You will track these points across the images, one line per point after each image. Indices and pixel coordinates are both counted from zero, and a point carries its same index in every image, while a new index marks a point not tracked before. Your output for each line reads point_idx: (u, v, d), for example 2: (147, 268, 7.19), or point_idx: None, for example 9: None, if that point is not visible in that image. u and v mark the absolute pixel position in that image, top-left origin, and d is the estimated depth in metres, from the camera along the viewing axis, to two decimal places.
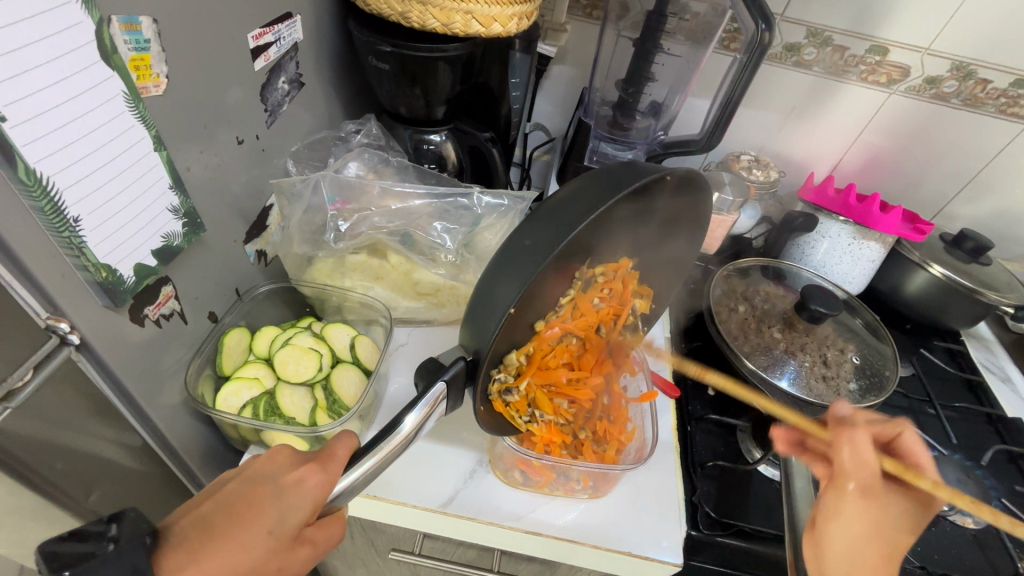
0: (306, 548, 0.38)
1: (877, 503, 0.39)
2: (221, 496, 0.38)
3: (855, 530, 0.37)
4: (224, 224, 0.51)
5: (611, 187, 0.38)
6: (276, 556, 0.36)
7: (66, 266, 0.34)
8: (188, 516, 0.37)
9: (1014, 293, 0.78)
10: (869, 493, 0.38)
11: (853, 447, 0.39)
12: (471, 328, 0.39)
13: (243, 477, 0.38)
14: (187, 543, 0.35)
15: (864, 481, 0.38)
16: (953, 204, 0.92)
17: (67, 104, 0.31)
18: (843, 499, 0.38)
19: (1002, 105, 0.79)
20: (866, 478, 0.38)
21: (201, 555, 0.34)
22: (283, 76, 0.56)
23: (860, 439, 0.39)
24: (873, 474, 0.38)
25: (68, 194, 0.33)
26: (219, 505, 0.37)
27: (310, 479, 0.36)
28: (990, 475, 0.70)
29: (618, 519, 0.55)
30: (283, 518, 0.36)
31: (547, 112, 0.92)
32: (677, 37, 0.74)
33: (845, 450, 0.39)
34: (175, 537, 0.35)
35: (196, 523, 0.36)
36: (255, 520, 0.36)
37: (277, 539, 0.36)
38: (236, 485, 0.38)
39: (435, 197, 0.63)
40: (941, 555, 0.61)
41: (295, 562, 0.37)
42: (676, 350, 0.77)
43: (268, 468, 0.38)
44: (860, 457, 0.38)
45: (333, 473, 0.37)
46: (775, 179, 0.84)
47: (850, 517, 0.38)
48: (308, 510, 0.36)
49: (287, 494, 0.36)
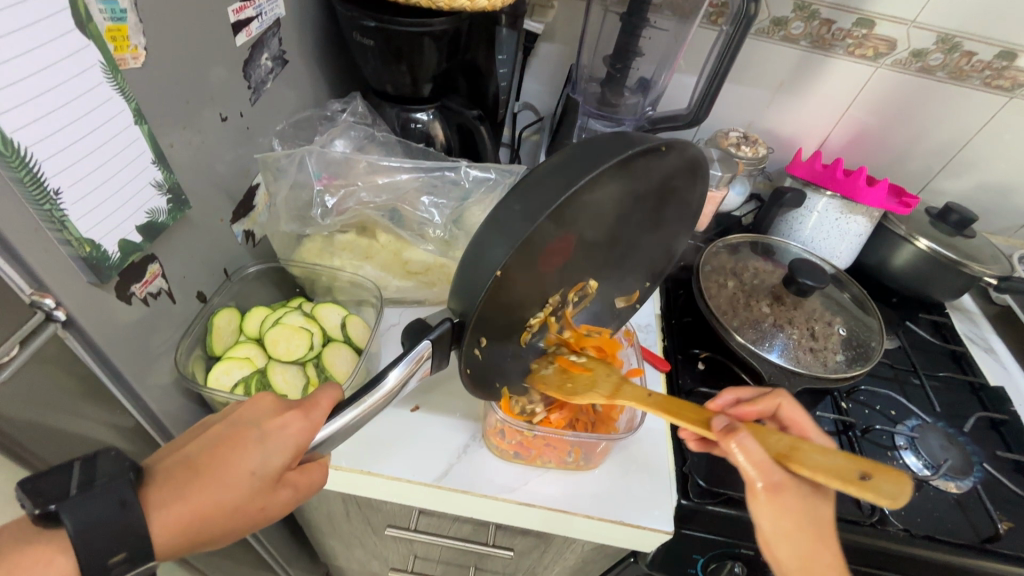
0: (288, 490, 0.39)
1: (795, 493, 0.40)
2: (205, 438, 0.38)
3: (782, 524, 0.40)
4: (210, 203, 0.50)
5: (604, 155, 0.38)
6: (260, 496, 0.37)
7: (49, 241, 0.34)
8: (172, 456, 0.37)
9: (997, 265, 0.80)
10: (781, 492, 0.39)
11: (745, 451, 0.39)
12: (459, 291, 0.39)
13: (228, 420, 0.39)
14: (172, 480, 0.36)
15: (772, 481, 0.39)
16: (938, 178, 0.93)
17: (43, 72, 0.31)
18: (756, 507, 0.40)
19: (987, 77, 0.80)
20: (772, 478, 0.39)
21: (186, 491, 0.36)
22: (266, 53, 0.55)
23: (748, 438, 0.39)
24: (773, 470, 0.39)
25: (47, 166, 0.32)
26: (203, 446, 0.38)
27: (294, 425, 0.37)
28: (972, 441, 0.71)
29: (607, 488, 0.56)
30: (265, 460, 0.37)
31: (536, 91, 0.91)
32: (664, 11, 0.73)
33: (741, 458, 0.39)
34: (160, 473, 0.36)
35: (180, 462, 0.37)
36: (238, 461, 0.37)
37: (260, 480, 0.37)
38: (221, 428, 0.38)
39: (422, 171, 0.63)
40: (925, 518, 0.62)
41: (277, 503, 0.39)
42: (666, 325, 0.78)
43: (251, 413, 0.39)
44: (755, 458, 0.39)
45: (316, 420, 0.38)
46: (763, 155, 0.84)
47: (775, 517, 0.40)
48: (291, 454, 0.37)
49: (270, 438, 0.37)
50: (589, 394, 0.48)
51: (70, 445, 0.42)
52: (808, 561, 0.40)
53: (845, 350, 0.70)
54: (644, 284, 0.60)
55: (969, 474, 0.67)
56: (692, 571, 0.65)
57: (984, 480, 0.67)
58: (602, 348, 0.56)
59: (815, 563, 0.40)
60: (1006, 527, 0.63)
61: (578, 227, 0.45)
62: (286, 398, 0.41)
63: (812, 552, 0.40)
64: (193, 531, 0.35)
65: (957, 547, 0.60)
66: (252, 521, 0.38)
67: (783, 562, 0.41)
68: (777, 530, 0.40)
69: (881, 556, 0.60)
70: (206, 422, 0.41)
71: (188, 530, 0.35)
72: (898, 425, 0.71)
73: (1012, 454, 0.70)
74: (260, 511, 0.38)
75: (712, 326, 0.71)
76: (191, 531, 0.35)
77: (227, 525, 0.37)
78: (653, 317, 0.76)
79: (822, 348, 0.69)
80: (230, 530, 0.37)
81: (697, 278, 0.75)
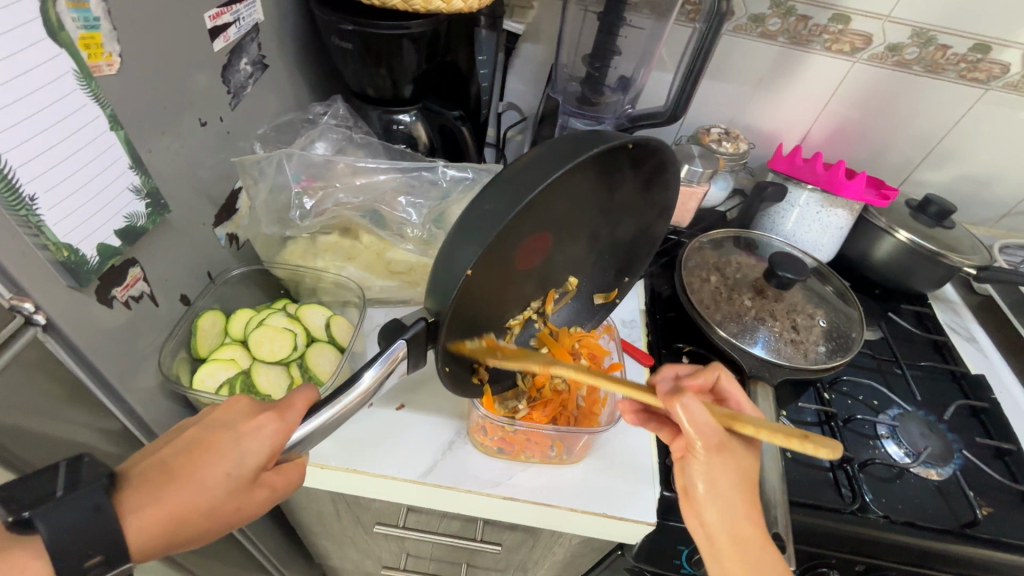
0: (265, 491, 0.40)
1: (728, 456, 0.43)
2: (181, 440, 0.39)
3: (715, 483, 0.44)
4: (191, 208, 0.51)
5: (573, 153, 0.38)
6: (236, 496, 0.38)
7: (25, 245, 0.34)
8: (149, 458, 0.38)
9: (976, 255, 0.81)
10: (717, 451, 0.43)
11: (689, 412, 0.42)
12: (434, 290, 0.39)
13: (203, 423, 0.39)
14: (149, 482, 0.36)
15: (709, 441, 0.42)
16: (918, 171, 0.94)
17: (16, 80, 0.32)
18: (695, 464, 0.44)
19: (963, 70, 0.81)
20: (711, 438, 0.42)
21: (162, 494, 0.36)
22: (245, 57, 0.55)
23: (694, 401, 0.42)
24: (716, 432, 0.42)
25: (22, 172, 0.33)
26: (178, 449, 0.38)
27: (269, 427, 0.38)
28: (951, 429, 0.72)
29: (591, 482, 0.57)
30: (241, 461, 0.37)
31: (519, 91, 0.92)
32: (642, 10, 0.74)
33: (685, 420, 0.42)
34: (136, 477, 0.37)
35: (156, 465, 0.37)
36: (213, 463, 0.37)
37: (235, 481, 0.38)
38: (196, 431, 0.39)
39: (401, 171, 0.64)
40: (904, 505, 0.63)
41: (254, 502, 0.40)
42: (651, 321, 0.79)
43: (227, 416, 0.39)
44: (697, 420, 0.42)
45: (291, 422, 0.38)
46: (744, 150, 0.84)
47: (708, 475, 0.43)
48: (267, 456, 0.38)
49: (246, 440, 0.38)
50: (523, 361, 0.46)
51: (55, 449, 0.43)
52: (734, 525, 0.43)
53: (825, 342, 0.71)
54: (621, 278, 0.60)
55: (949, 461, 0.68)
56: (677, 562, 0.65)
57: (964, 466, 0.68)
58: (592, 350, 0.58)
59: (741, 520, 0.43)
60: (985, 512, 0.64)
61: (549, 221, 0.46)
62: (262, 401, 0.41)
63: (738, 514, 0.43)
64: (169, 532, 0.36)
65: (936, 532, 0.61)
66: (229, 520, 0.39)
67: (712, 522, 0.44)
68: (712, 489, 0.44)
69: (861, 543, 0.61)
70: (184, 424, 0.41)
71: (166, 531, 0.36)
72: (880, 415, 0.72)
73: (992, 440, 0.72)
74: (236, 510, 0.38)
75: (695, 320, 0.72)
76: (168, 532, 0.36)
77: (203, 525, 0.37)
78: (638, 312, 0.77)
79: (802, 340, 0.70)
80: (207, 530, 0.38)
81: (679, 273, 0.76)
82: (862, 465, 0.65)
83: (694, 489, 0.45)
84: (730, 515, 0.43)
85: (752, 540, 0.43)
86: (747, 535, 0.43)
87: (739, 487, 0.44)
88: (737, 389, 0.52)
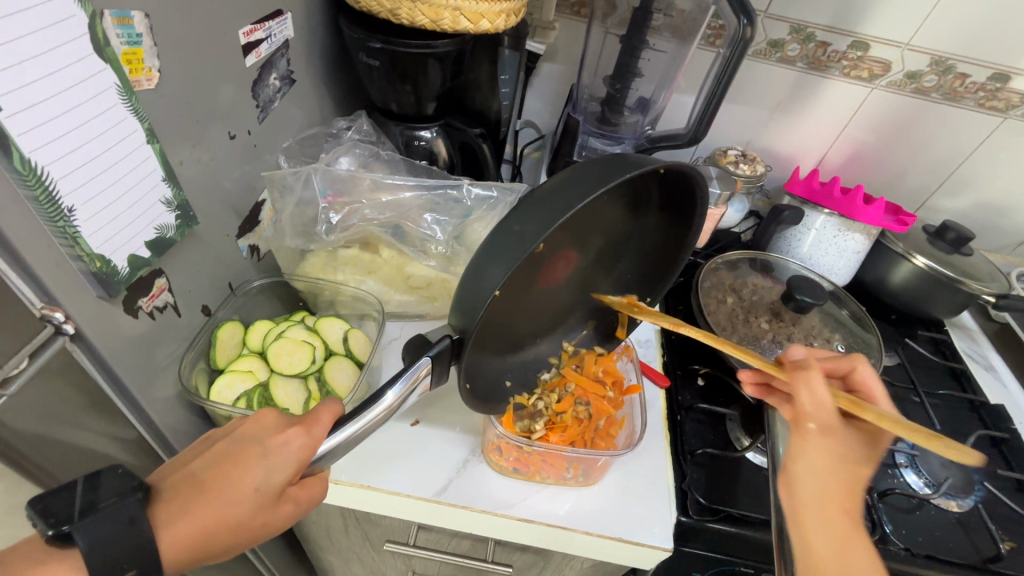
0: (289, 505, 0.40)
1: (842, 440, 0.39)
2: (210, 454, 0.38)
3: (824, 465, 0.38)
4: (216, 219, 0.51)
5: (605, 176, 0.38)
6: (262, 510, 0.38)
7: (60, 256, 0.35)
8: (178, 472, 0.38)
9: (995, 283, 0.80)
10: (832, 433, 0.39)
11: (810, 388, 0.40)
12: (459, 309, 0.39)
13: (231, 437, 0.39)
14: (179, 496, 0.36)
15: (823, 421, 0.39)
16: (935, 197, 0.94)
17: (61, 95, 0.32)
18: (803, 440, 0.40)
19: (981, 98, 0.81)
20: (827, 417, 0.39)
21: (191, 508, 0.36)
22: (274, 72, 0.56)
23: (816, 377, 0.40)
24: (832, 412, 0.39)
25: (62, 184, 0.33)
26: (208, 463, 0.38)
27: (296, 442, 0.37)
28: (972, 460, 0.71)
29: (608, 505, 0.56)
30: (268, 476, 0.37)
31: (537, 109, 0.93)
32: (663, 34, 0.75)
33: (805, 395, 0.40)
34: (166, 491, 0.37)
35: (185, 479, 0.37)
36: (242, 477, 0.37)
37: (263, 496, 0.38)
38: (225, 445, 0.39)
39: (425, 189, 0.64)
40: (925, 537, 0.62)
41: (278, 517, 0.39)
42: (666, 341, 0.78)
43: (255, 430, 0.39)
44: (818, 398, 0.39)
45: (318, 436, 0.38)
46: (762, 173, 0.84)
47: (812, 458, 0.39)
48: (293, 470, 0.38)
49: (273, 456, 0.38)
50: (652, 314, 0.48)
51: (74, 459, 0.42)
52: (829, 505, 0.38)
53: None
54: (642, 300, 0.58)
55: (969, 493, 0.67)
56: None
57: (985, 498, 0.67)
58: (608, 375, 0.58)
59: (833, 505, 0.38)
60: (1007, 547, 0.63)
61: (574, 240, 0.46)
62: (288, 414, 0.41)
63: (836, 496, 0.38)
64: (199, 547, 0.36)
65: (959, 567, 0.59)
66: (254, 535, 0.39)
67: (804, 499, 0.39)
68: (816, 470, 0.39)
69: None
70: (211, 435, 0.41)
71: (195, 546, 0.36)
72: (898, 443, 0.71)
73: (1013, 472, 0.70)
74: (261, 526, 0.38)
75: (712, 342, 0.71)
76: (197, 548, 0.36)
77: (231, 540, 0.37)
78: (653, 332, 0.76)
79: None
80: (233, 544, 0.38)
81: (697, 293, 0.75)
82: (882, 494, 0.64)
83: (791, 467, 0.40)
84: (830, 496, 0.38)
85: (846, 525, 0.38)
86: (839, 516, 0.38)
87: (845, 471, 0.39)
88: (877, 383, 0.45)
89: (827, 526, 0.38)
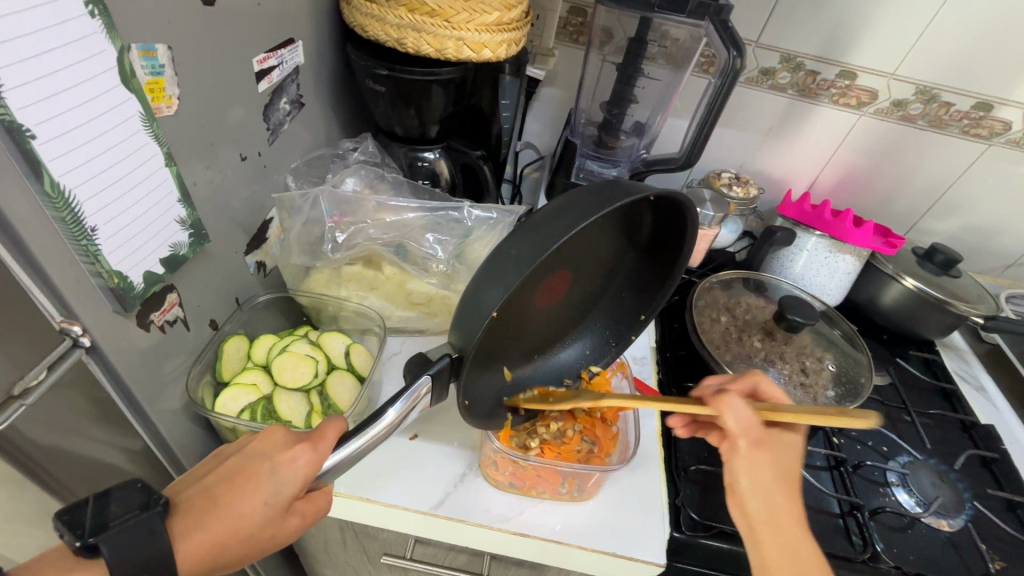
0: (297, 519, 0.41)
1: (769, 451, 0.46)
2: (223, 469, 0.40)
3: (763, 479, 0.45)
4: (225, 236, 0.53)
5: (596, 204, 0.40)
6: (271, 523, 0.39)
7: (81, 273, 0.37)
8: (193, 487, 0.39)
9: (983, 304, 0.82)
10: (759, 445, 0.45)
11: (733, 411, 0.44)
12: (459, 329, 0.41)
13: (243, 452, 0.41)
14: (194, 509, 0.38)
15: (752, 437, 0.45)
16: (925, 220, 0.96)
17: (90, 124, 0.35)
18: (737, 458, 0.46)
19: (966, 126, 0.84)
20: (753, 434, 0.45)
21: (206, 522, 0.37)
22: (285, 97, 0.59)
23: (736, 401, 0.45)
24: (755, 427, 0.45)
25: (86, 206, 0.35)
26: (221, 477, 0.40)
27: (303, 457, 0.39)
28: (963, 479, 0.72)
29: (603, 521, 0.57)
30: (278, 490, 0.39)
31: (537, 131, 0.96)
32: (658, 62, 0.78)
33: (730, 418, 0.44)
34: (182, 504, 0.38)
35: (200, 493, 0.39)
36: (253, 492, 0.39)
37: (272, 510, 0.39)
38: (237, 460, 0.40)
39: (428, 210, 0.66)
40: (916, 556, 0.63)
41: (286, 530, 0.41)
42: (661, 359, 0.80)
43: (264, 445, 0.41)
44: (740, 418, 0.44)
45: (323, 452, 0.40)
46: (754, 195, 0.87)
47: (753, 471, 0.45)
48: (300, 485, 0.39)
49: (282, 470, 0.39)
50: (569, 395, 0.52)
51: (84, 468, 0.43)
52: (775, 517, 0.44)
53: (835, 386, 0.72)
54: (637, 317, 0.59)
55: (960, 512, 0.68)
56: None
57: (975, 518, 0.68)
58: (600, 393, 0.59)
59: (779, 518, 0.44)
60: (997, 566, 0.63)
61: (569, 262, 0.48)
62: (295, 431, 0.43)
63: (778, 504, 0.45)
64: (212, 558, 0.37)
65: None
66: (263, 547, 0.40)
67: (754, 515, 0.45)
68: (755, 484, 0.45)
69: None
70: (224, 450, 0.43)
71: (209, 557, 0.37)
72: (889, 462, 0.72)
73: (1003, 492, 0.71)
74: (270, 538, 0.40)
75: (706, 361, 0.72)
76: (212, 558, 0.38)
77: (242, 552, 0.39)
78: (649, 349, 0.77)
79: (812, 384, 0.71)
80: (244, 556, 0.39)
81: (691, 312, 0.77)
82: (873, 512, 0.65)
83: (735, 484, 0.46)
84: (773, 509, 0.44)
85: (793, 531, 0.44)
86: (785, 525, 0.44)
87: (780, 478, 0.46)
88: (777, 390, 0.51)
89: (777, 536, 0.44)
